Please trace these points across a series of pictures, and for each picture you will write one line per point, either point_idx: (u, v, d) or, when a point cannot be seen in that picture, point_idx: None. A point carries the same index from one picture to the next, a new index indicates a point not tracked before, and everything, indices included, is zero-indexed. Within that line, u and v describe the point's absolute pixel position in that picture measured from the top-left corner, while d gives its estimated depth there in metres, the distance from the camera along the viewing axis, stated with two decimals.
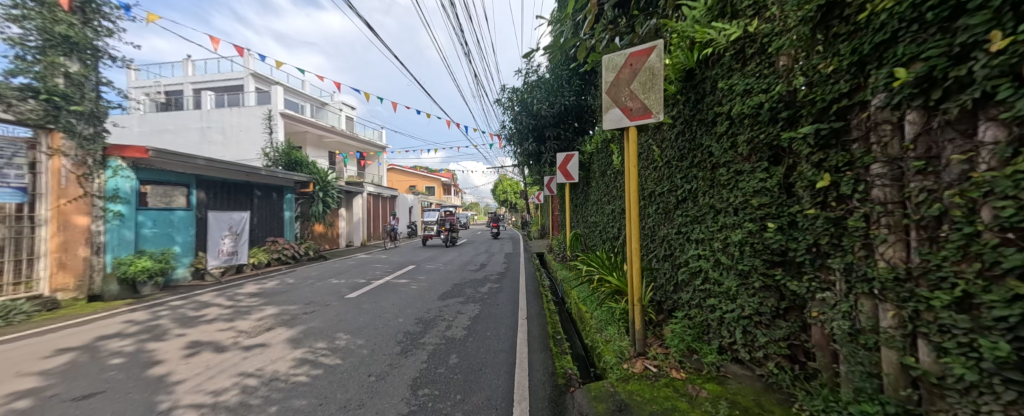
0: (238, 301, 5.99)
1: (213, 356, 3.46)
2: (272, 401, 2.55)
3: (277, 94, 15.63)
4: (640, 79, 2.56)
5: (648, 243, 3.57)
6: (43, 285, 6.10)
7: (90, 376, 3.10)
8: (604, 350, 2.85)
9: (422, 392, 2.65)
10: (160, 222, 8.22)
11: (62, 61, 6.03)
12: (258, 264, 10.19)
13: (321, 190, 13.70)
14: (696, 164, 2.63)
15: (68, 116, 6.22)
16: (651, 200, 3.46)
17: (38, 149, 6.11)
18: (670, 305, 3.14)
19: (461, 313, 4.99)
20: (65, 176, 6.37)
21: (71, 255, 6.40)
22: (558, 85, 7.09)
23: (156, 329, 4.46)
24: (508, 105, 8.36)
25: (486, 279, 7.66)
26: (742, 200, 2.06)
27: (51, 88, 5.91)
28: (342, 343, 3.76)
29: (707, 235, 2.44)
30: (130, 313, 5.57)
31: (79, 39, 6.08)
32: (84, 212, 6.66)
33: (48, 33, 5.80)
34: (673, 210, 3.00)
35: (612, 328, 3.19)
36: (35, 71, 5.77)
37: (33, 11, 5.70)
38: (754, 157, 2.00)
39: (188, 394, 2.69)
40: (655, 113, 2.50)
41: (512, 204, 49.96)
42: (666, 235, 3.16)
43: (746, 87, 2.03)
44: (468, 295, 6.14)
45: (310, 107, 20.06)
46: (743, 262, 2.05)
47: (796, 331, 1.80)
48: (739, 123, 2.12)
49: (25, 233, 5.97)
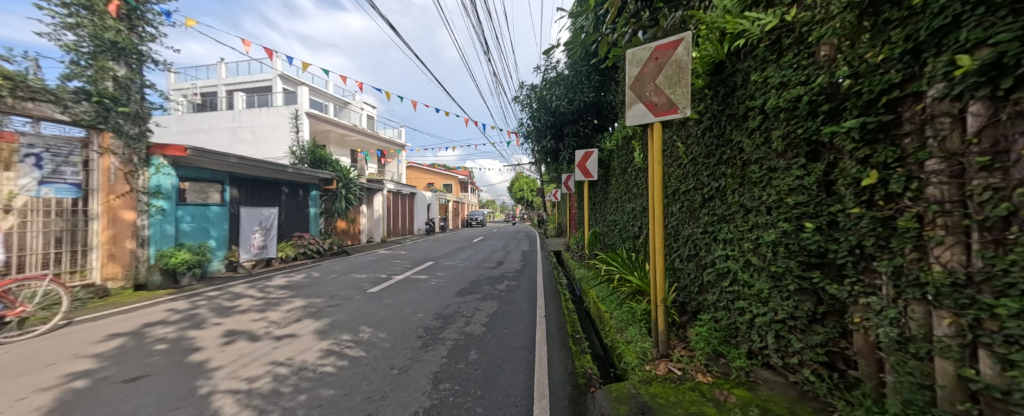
0: (269, 293, 6.27)
1: (247, 345, 3.64)
2: (302, 390, 2.65)
3: (304, 94, 16.31)
4: (667, 73, 2.47)
5: (671, 242, 3.47)
6: (95, 274, 6.59)
7: (136, 360, 3.32)
8: (625, 351, 2.81)
9: (443, 387, 2.69)
10: (197, 217, 8.66)
11: (111, 65, 6.47)
12: (285, 258, 10.72)
13: (345, 188, 14.36)
14: (724, 161, 2.53)
15: (117, 117, 6.70)
16: (676, 198, 3.36)
17: (91, 148, 6.59)
18: (695, 307, 3.04)
19: (480, 309, 5.03)
20: (114, 174, 6.89)
21: (120, 248, 6.95)
22: (577, 82, 6.97)
23: (195, 318, 4.73)
24: (526, 102, 8.29)
25: (503, 277, 7.69)
26: (776, 198, 1.96)
27: (101, 91, 6.36)
28: (365, 336, 3.86)
29: (735, 235, 2.34)
30: (172, 302, 5.93)
31: (126, 45, 6.49)
32: (130, 207, 7.17)
33: (99, 39, 6.22)
34: (700, 208, 2.89)
35: (633, 328, 3.10)
36: (88, 75, 6.21)
37: (85, 19, 6.10)
38: (790, 153, 1.90)
39: (225, 380, 2.83)
40: (682, 107, 2.39)
41: (528, 202, 49.90)
42: (690, 235, 3.06)
43: (782, 79, 1.93)
44: (486, 292, 6.19)
45: (333, 107, 20.69)
46: (776, 263, 1.96)
47: (835, 337, 1.70)
48: (775, 117, 2.00)
49: (80, 226, 6.48)
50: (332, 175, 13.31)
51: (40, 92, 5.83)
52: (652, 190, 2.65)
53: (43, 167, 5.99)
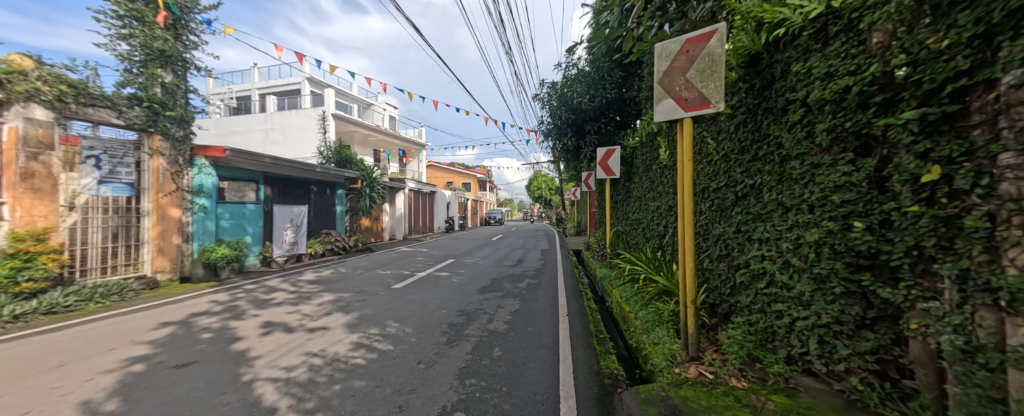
0: (300, 287, 6.56)
1: (284, 336, 3.82)
2: (336, 380, 2.75)
3: (330, 96, 16.90)
4: (698, 66, 2.37)
5: (700, 241, 3.36)
6: (146, 266, 7.15)
7: (186, 347, 3.56)
8: (653, 352, 2.74)
9: (469, 382, 2.72)
10: (235, 214, 9.14)
11: (159, 72, 6.93)
12: (314, 254, 11.18)
13: (369, 187, 14.79)
14: (760, 157, 2.42)
15: (164, 120, 7.19)
16: (706, 196, 3.25)
17: (142, 149, 7.11)
18: (727, 309, 2.93)
19: (502, 307, 5.05)
20: (162, 174, 7.37)
21: (167, 242, 7.44)
22: (599, 78, 6.86)
23: (235, 309, 5.01)
24: (547, 100, 8.25)
25: (524, 275, 7.69)
26: (819, 196, 1.85)
27: (151, 97, 6.84)
28: (392, 331, 3.97)
29: (772, 235, 2.23)
30: (213, 294, 6.31)
31: (172, 53, 6.93)
32: (177, 205, 7.64)
33: (148, 48, 6.68)
34: (732, 207, 2.78)
35: (660, 330, 3.03)
36: (139, 82, 6.70)
37: (137, 29, 6.61)
38: (835, 148, 1.79)
39: (265, 368, 2.99)
40: (714, 102, 2.29)
41: (546, 201, 49.63)
42: (721, 234, 2.95)
43: (828, 70, 1.81)
44: (507, 289, 6.21)
45: (356, 108, 21.32)
46: (819, 265, 1.85)
47: (887, 344, 1.59)
48: (819, 110, 1.89)
49: (133, 222, 7.00)
50: (356, 174, 13.73)
51: (99, 98, 6.37)
52: (682, 188, 2.56)
53: (102, 168, 6.55)
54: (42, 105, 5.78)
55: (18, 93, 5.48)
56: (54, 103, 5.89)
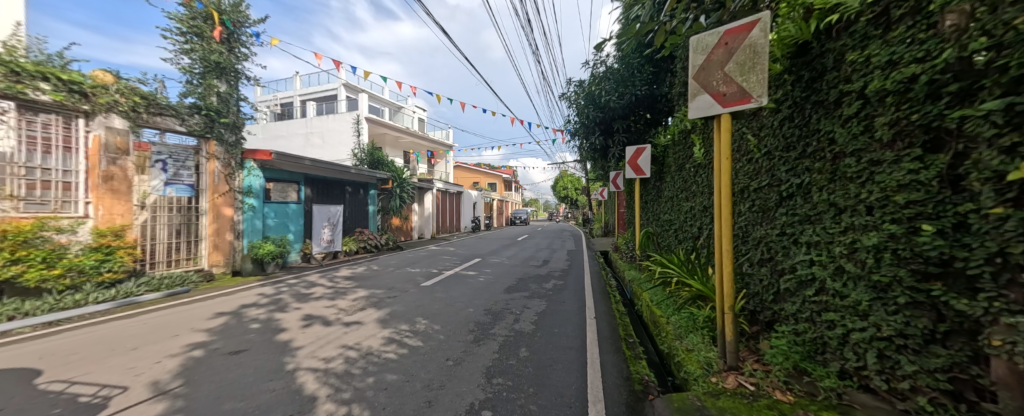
0: (337, 283, 6.92)
1: (322, 328, 4.04)
2: (369, 373, 2.88)
3: (363, 101, 17.71)
4: (738, 59, 2.24)
5: (739, 244, 3.18)
6: (204, 261, 7.93)
7: (237, 336, 3.87)
8: (686, 360, 2.63)
9: (496, 381, 2.75)
10: (280, 213, 9.81)
11: (215, 82, 7.58)
12: (349, 251, 11.78)
13: (399, 187, 15.33)
14: (809, 154, 2.25)
15: (220, 127, 7.85)
16: (745, 196, 3.07)
17: (201, 154, 7.87)
18: (769, 316, 2.75)
19: (528, 307, 5.05)
20: (217, 176, 8.13)
21: (221, 239, 8.18)
22: (629, 75, 6.70)
23: (280, 302, 5.38)
24: (574, 98, 8.14)
25: (551, 276, 7.63)
26: (879, 197, 1.68)
27: (209, 106, 7.51)
28: (422, 327, 4.09)
29: (823, 238, 2.06)
30: (260, 288, 6.82)
31: (226, 65, 7.56)
32: (229, 204, 8.36)
33: (206, 61, 7.33)
34: (776, 208, 2.61)
35: (695, 336, 2.90)
36: (199, 92, 7.38)
37: (196, 44, 7.25)
38: (899, 142, 1.62)
39: (306, 359, 3.18)
40: (756, 96, 2.16)
41: (572, 201, 49.01)
42: (763, 237, 2.78)
43: (890, 57, 1.64)
44: (533, 290, 6.20)
45: (388, 111, 22.17)
46: (879, 272, 1.68)
47: (963, 363, 1.41)
48: (879, 102, 1.72)
49: (193, 220, 7.79)
50: (387, 175, 14.28)
51: (166, 108, 7.13)
52: (718, 188, 2.44)
53: (167, 171, 7.30)
54: (120, 114, 6.49)
55: (101, 105, 6.19)
56: (129, 113, 6.61)
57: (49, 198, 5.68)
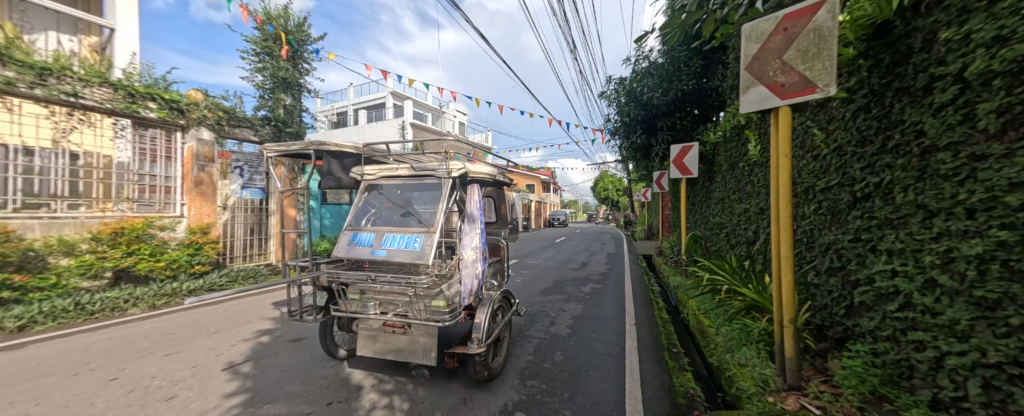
0: None
1: None
2: (410, 367, 3.03)
3: (408, 108, 18.74)
4: (800, 45, 2.01)
5: (803, 250, 2.86)
6: (273, 256, 8.89)
7: (297, 325, 4.31)
8: (739, 375, 2.41)
9: (530, 384, 2.75)
10: (334, 214, 10.69)
11: (282, 96, 8.59)
12: None
13: None
14: (890, 148, 1.96)
15: (286, 136, 8.89)
16: (810, 197, 2.75)
17: None
18: (841, 333, 2.42)
19: (564, 310, 4.98)
20: (284, 180, 9.13)
21: (287, 237, 9.17)
22: (673, 69, 6.35)
23: None
24: (614, 96, 7.87)
25: (589, 279, 7.45)
26: (984, 197, 1.40)
27: (277, 117, 8.55)
28: (459, 326, 4.22)
29: (908, 246, 1.78)
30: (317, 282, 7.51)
31: (291, 80, 8.54)
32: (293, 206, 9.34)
33: (275, 78, 8.36)
34: (848, 210, 2.30)
35: (749, 350, 2.65)
36: (269, 105, 8.44)
37: (268, 63, 8.27)
38: (1011, 133, 1.34)
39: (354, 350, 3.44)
40: (821, 85, 1.91)
41: (613, 203, 47.34)
42: (832, 243, 2.47)
43: (998, 33, 1.37)
44: (570, 293, 6.10)
45: (431, 117, 23.20)
46: (985, 288, 1.40)
47: None
48: (982, 86, 1.44)
49: (264, 220, 8.76)
50: None
51: (244, 121, 8.21)
52: (775, 188, 2.21)
53: (244, 176, 8.28)
54: (206, 127, 7.52)
55: (194, 119, 7.26)
56: (214, 126, 7.66)
57: (153, 201, 6.83)
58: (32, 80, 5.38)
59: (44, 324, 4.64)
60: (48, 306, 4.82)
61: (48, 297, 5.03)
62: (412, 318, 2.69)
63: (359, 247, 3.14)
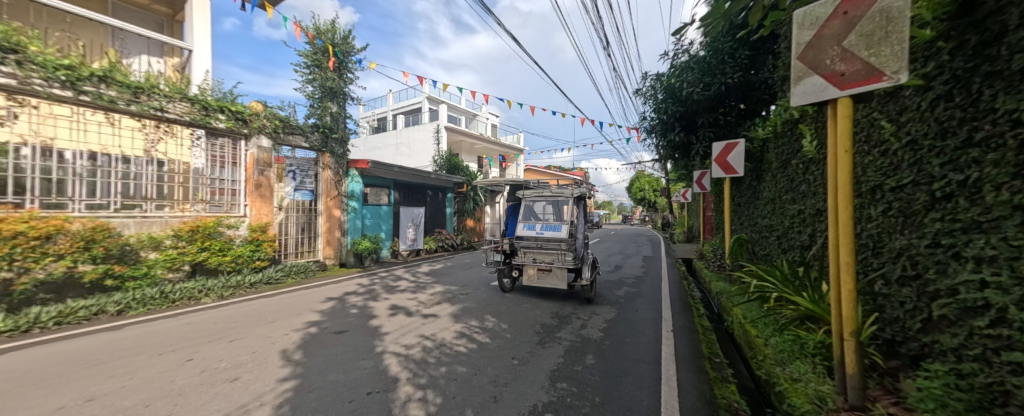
0: (418, 278, 7.68)
1: (405, 318, 4.56)
2: (443, 363, 3.14)
3: (443, 112, 19.34)
4: (864, 30, 1.79)
5: (869, 257, 2.56)
6: (320, 254, 9.63)
7: (341, 318, 4.62)
8: (790, 391, 2.20)
9: (560, 386, 2.73)
10: (374, 214, 11.33)
11: (329, 104, 9.22)
12: (430, 250, 12.98)
13: (473, 190, 16.26)
14: (976, 141, 1.70)
15: (332, 142, 9.59)
16: (878, 197, 2.46)
17: (318, 165, 9.65)
18: (916, 350, 2.13)
19: (596, 314, 4.87)
20: (330, 182, 9.86)
21: (332, 236, 9.87)
22: (717, 62, 5.98)
23: (372, 292, 6.24)
24: (650, 93, 7.55)
25: (623, 282, 7.21)
26: None
27: (325, 124, 9.20)
28: (490, 325, 4.29)
29: (1000, 253, 1.53)
30: (359, 278, 7.99)
31: (337, 89, 9.14)
32: (338, 207, 10.06)
33: (323, 88, 8.96)
34: (925, 212, 2.02)
35: (802, 364, 2.41)
36: (317, 113, 9.08)
37: (316, 74, 8.88)
38: None
39: (392, 344, 3.62)
40: (889, 73, 1.68)
41: (650, 203, 45.36)
42: (905, 249, 2.18)
43: None
44: (602, 296, 5.95)
45: (464, 119, 23.74)
46: None
47: None
48: None
49: (313, 220, 9.52)
50: (462, 179, 15.29)
51: (296, 129, 8.94)
52: (832, 186, 2.00)
53: (296, 179, 9.06)
54: (266, 135, 8.35)
55: (255, 128, 8.07)
56: (272, 134, 8.45)
57: (222, 202, 7.71)
58: (128, 99, 6.25)
59: (138, 309, 5.39)
60: (140, 294, 5.57)
61: (140, 286, 5.84)
62: (556, 263, 5.65)
63: (526, 230, 6.23)
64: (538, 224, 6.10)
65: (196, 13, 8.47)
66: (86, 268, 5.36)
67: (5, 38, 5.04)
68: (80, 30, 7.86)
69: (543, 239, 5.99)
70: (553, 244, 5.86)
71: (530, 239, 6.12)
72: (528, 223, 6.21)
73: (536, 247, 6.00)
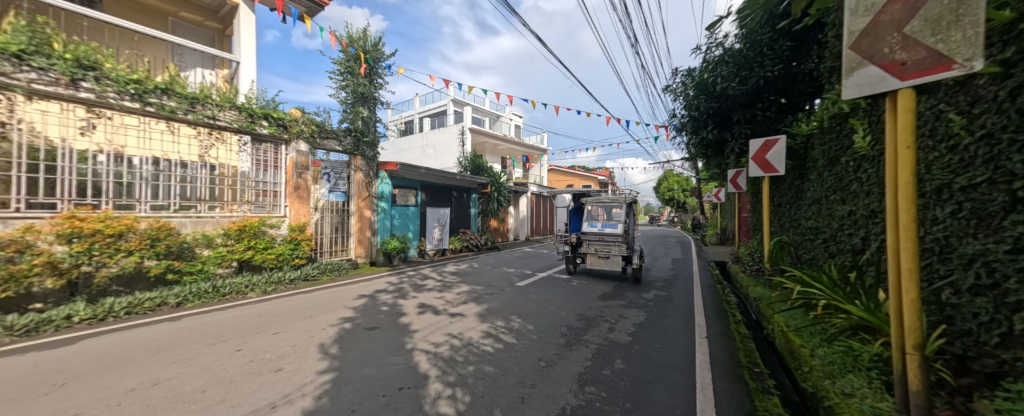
0: (445, 277, 7.83)
1: (433, 316, 4.66)
2: (471, 362, 3.18)
3: (467, 113, 19.64)
4: (929, 12, 1.50)
5: (936, 263, 2.32)
6: (352, 252, 10.03)
7: (373, 315, 4.81)
8: (840, 405, 2.03)
9: (589, 390, 2.68)
10: (402, 215, 11.72)
11: (360, 109, 9.62)
12: (455, 250, 13.21)
13: (497, 191, 16.38)
14: None
15: (363, 145, 10.01)
16: (946, 198, 2.22)
17: (351, 167, 10.06)
18: (994, 367, 1.90)
19: (624, 317, 4.75)
20: (361, 184, 10.26)
21: (363, 235, 10.26)
22: (754, 55, 5.67)
23: (401, 290, 6.43)
24: (680, 90, 7.29)
25: (652, 285, 6.99)
26: None
27: (356, 128, 9.60)
28: (516, 325, 4.30)
29: None
30: (388, 277, 8.27)
31: (368, 94, 9.52)
32: (368, 207, 10.47)
33: (355, 94, 9.37)
34: (1004, 214, 1.81)
35: (854, 377, 2.21)
36: (349, 118, 9.50)
37: (348, 81, 9.29)
38: None
39: (421, 341, 3.72)
40: (960, 61, 1.39)
41: (678, 204, 43.65)
42: (979, 254, 1.96)
43: None
44: (630, 299, 5.80)
45: (488, 120, 23.96)
46: None
47: None
48: None
49: (346, 220, 9.94)
50: (486, 180, 15.44)
51: (330, 133, 9.39)
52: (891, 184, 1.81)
53: (330, 181, 9.52)
54: (303, 140, 8.82)
55: (294, 133, 8.57)
56: (309, 139, 8.93)
57: (265, 203, 8.25)
58: (186, 108, 6.83)
59: (194, 301, 5.88)
60: (195, 288, 6.05)
61: (196, 280, 6.35)
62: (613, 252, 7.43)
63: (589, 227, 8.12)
64: (599, 223, 7.89)
65: (243, 27, 9.07)
66: (151, 263, 5.93)
67: (85, 57, 5.68)
68: (146, 47, 8.67)
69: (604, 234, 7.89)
70: (610, 239, 7.69)
71: (592, 234, 7.98)
72: (591, 222, 8.09)
73: (596, 240, 7.80)
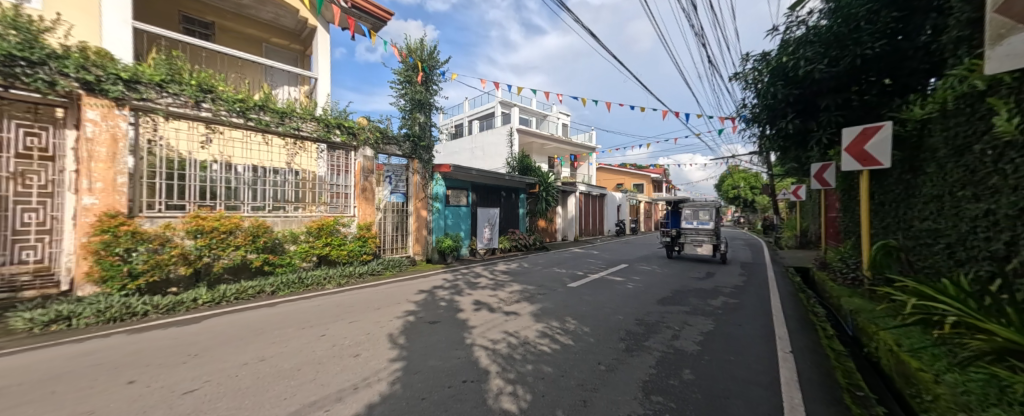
0: (497, 276, 8.01)
1: (489, 313, 4.78)
2: (529, 361, 3.20)
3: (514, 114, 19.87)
4: None
5: None
6: (410, 250, 10.69)
7: (433, 309, 5.07)
8: None
9: (655, 400, 2.54)
10: (455, 215, 12.22)
11: (417, 115, 10.23)
12: (504, 249, 13.45)
13: (545, 191, 16.37)
14: None
15: (420, 149, 10.64)
16: None
17: (409, 170, 10.73)
18: None
19: (690, 324, 4.43)
20: (418, 185, 10.89)
21: (420, 234, 10.89)
22: (848, 31, 4.95)
23: (457, 287, 6.71)
24: (752, 76, 6.61)
25: (718, 291, 6.44)
26: None
27: (414, 133, 10.23)
28: (572, 327, 4.23)
29: None
30: (443, 274, 8.67)
31: (424, 101, 10.09)
32: (424, 208, 11.07)
33: (412, 101, 9.99)
34: None
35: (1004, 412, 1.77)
36: (407, 123, 10.14)
37: (407, 89, 9.92)
38: None
39: (479, 337, 3.83)
40: None
41: (744, 202, 39.64)
42: None
43: None
44: (695, 305, 5.40)
45: (535, 119, 23.95)
46: None
47: None
48: None
49: (404, 219, 10.63)
50: (534, 180, 15.47)
51: (391, 139, 10.13)
52: None
53: (391, 183, 10.24)
54: (369, 146, 9.61)
55: (362, 139, 9.38)
56: (374, 145, 9.70)
57: (337, 204, 9.13)
58: (276, 121, 7.82)
59: (284, 291, 6.71)
60: (285, 279, 6.92)
61: (286, 271, 7.27)
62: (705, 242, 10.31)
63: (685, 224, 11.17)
64: (695, 221, 10.98)
65: (319, 47, 10.13)
66: (253, 256, 6.90)
67: (205, 82, 6.77)
68: (246, 71, 10.10)
69: (699, 229, 10.82)
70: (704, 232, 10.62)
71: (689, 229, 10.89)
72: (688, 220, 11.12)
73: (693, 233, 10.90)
